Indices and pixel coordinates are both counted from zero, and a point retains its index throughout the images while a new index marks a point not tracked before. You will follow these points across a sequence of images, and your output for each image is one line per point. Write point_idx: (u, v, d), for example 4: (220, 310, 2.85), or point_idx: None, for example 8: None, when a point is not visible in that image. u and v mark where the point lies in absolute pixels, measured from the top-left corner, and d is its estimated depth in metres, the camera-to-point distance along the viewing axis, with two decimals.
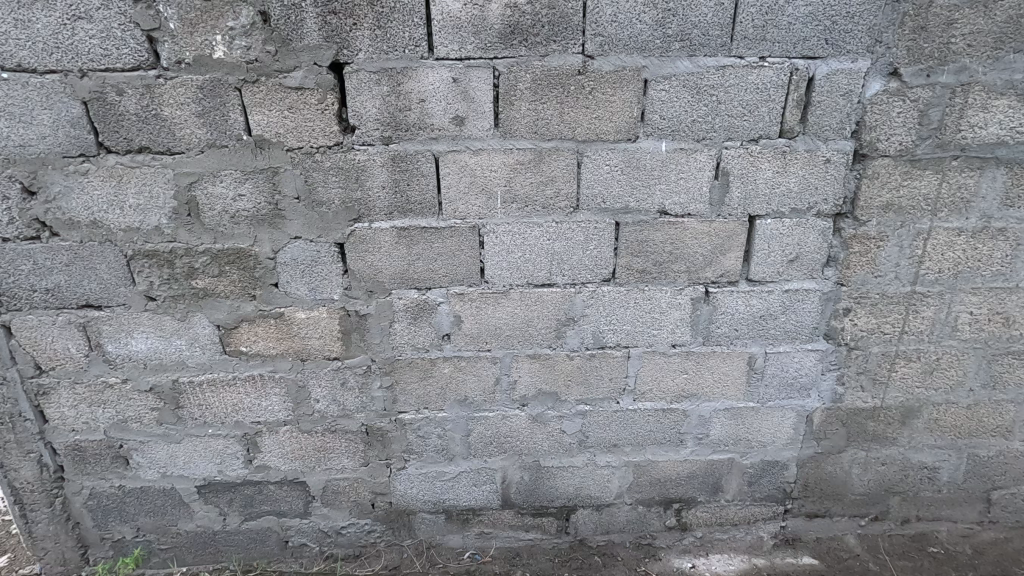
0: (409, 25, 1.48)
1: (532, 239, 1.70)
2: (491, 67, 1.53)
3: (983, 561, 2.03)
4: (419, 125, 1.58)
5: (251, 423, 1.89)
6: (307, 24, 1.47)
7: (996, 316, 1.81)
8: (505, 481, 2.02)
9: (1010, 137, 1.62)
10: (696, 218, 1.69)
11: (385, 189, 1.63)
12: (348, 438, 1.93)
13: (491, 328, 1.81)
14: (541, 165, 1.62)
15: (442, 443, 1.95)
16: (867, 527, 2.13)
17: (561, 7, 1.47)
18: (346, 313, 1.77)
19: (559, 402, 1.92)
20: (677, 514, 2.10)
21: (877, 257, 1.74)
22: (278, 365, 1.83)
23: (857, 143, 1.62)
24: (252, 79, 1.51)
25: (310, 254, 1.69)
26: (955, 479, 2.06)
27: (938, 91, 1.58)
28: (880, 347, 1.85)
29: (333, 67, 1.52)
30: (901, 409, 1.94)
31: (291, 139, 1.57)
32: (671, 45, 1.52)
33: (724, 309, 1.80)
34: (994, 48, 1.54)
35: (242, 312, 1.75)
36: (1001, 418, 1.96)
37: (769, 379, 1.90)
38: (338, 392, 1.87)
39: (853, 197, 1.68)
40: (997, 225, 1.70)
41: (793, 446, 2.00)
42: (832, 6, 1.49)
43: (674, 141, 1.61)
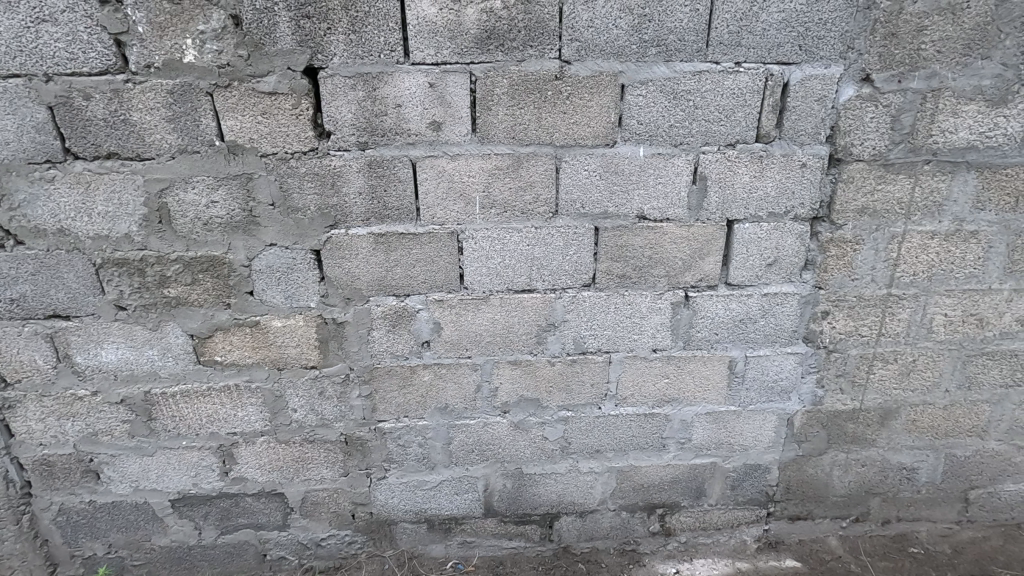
0: (384, 29, 1.46)
1: (512, 246, 1.69)
2: (467, 71, 1.52)
3: (962, 560, 2.06)
4: (396, 130, 1.56)
5: (227, 435, 1.85)
6: (280, 28, 1.45)
7: (971, 317, 1.84)
8: (487, 489, 2.00)
9: (980, 141, 1.65)
10: (675, 222, 1.70)
11: (362, 195, 1.61)
12: (326, 448, 1.90)
13: (471, 335, 1.79)
14: (519, 170, 1.61)
15: (423, 452, 1.93)
16: (850, 529, 2.14)
17: (536, 12, 1.47)
18: (324, 321, 1.74)
19: (541, 408, 1.91)
20: (661, 519, 2.09)
21: (853, 260, 1.75)
22: (254, 374, 1.79)
23: (832, 148, 1.64)
24: (224, 84, 1.49)
25: (285, 262, 1.66)
26: (933, 479, 2.08)
27: (910, 96, 1.60)
28: (858, 349, 1.87)
29: (307, 73, 1.50)
30: (880, 411, 1.96)
31: (265, 144, 1.55)
32: (647, 50, 1.52)
33: (704, 313, 1.80)
34: (963, 54, 1.57)
35: (217, 321, 1.72)
36: (975, 418, 1.98)
37: (750, 382, 1.90)
38: (316, 401, 1.84)
39: (829, 201, 1.70)
40: (968, 228, 1.73)
41: (774, 450, 2.01)
42: (805, 13, 1.50)
43: (651, 146, 1.61)
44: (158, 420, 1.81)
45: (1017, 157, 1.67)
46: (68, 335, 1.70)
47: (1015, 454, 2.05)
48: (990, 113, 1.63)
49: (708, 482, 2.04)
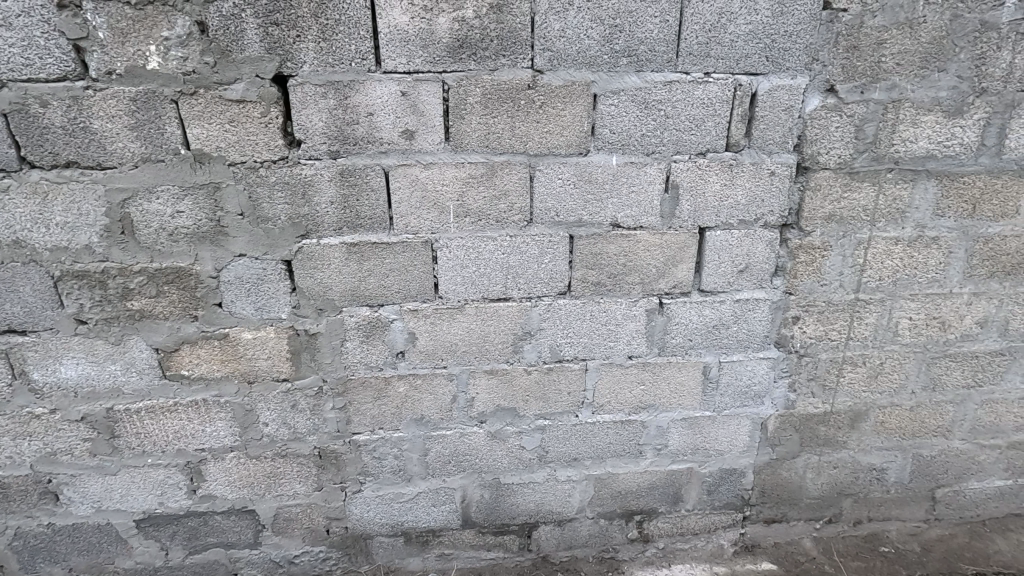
0: (355, 37, 1.45)
1: (486, 254, 1.68)
2: (440, 80, 1.51)
3: (930, 558, 2.11)
4: (368, 138, 1.55)
5: (195, 451, 1.80)
6: (248, 35, 1.42)
7: (934, 320, 1.89)
8: (465, 500, 1.98)
9: (939, 151, 1.70)
10: (648, 230, 1.71)
11: (334, 205, 1.59)
12: (299, 462, 1.85)
13: (447, 344, 1.78)
14: (493, 178, 1.61)
15: (399, 464, 1.90)
16: (823, 530, 2.17)
17: (508, 22, 1.48)
18: (295, 332, 1.71)
19: (518, 418, 1.90)
20: (639, 526, 2.09)
21: (822, 265, 1.79)
22: (223, 388, 1.74)
23: (799, 157, 1.68)
24: (190, 91, 1.45)
25: (255, 273, 1.63)
26: (902, 479, 2.13)
27: (872, 107, 1.65)
28: (828, 353, 1.91)
29: (276, 80, 1.47)
30: (850, 413, 2.00)
31: (234, 153, 1.51)
32: (618, 60, 1.54)
33: (678, 320, 1.82)
34: (921, 67, 1.62)
35: (184, 334, 1.67)
36: (940, 418, 2.04)
37: (724, 388, 1.93)
38: (288, 415, 1.79)
39: (797, 208, 1.73)
40: (930, 234, 1.78)
41: (749, 454, 2.03)
42: (771, 25, 1.54)
43: (624, 155, 1.63)
44: (121, 437, 1.75)
45: (974, 166, 1.73)
46: (24, 350, 1.63)
47: (978, 453, 2.11)
48: (948, 123, 1.68)
49: (684, 488, 2.05)
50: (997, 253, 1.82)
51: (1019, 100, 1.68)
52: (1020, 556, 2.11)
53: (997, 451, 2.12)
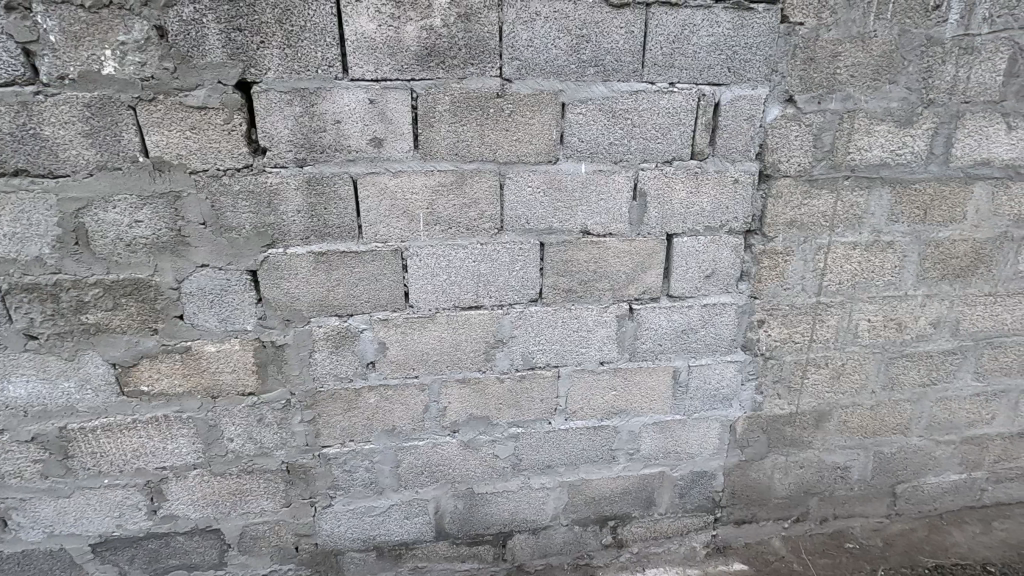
0: (321, 44, 1.43)
1: (457, 262, 1.68)
2: (408, 88, 1.50)
3: (892, 552, 2.17)
4: (335, 146, 1.53)
5: (155, 470, 1.73)
6: (209, 40, 1.39)
7: (891, 322, 1.96)
8: (438, 511, 1.95)
9: (892, 159, 1.78)
10: (617, 237, 1.73)
11: (300, 213, 1.56)
12: (266, 478, 1.80)
13: (418, 354, 1.76)
14: (463, 187, 1.61)
15: (370, 476, 1.86)
16: (791, 529, 2.22)
17: (476, 31, 1.48)
18: (262, 344, 1.67)
19: (491, 426, 1.89)
20: (613, 532, 2.10)
21: (784, 270, 1.84)
22: (185, 403, 1.68)
23: (761, 165, 1.73)
24: (149, 97, 1.41)
25: (218, 284, 1.58)
26: (864, 476, 2.20)
27: (828, 117, 1.71)
28: (792, 356, 1.96)
29: (240, 87, 1.44)
30: (814, 414, 2.05)
31: (195, 160, 1.47)
32: (586, 70, 1.56)
33: (648, 325, 1.85)
34: (873, 79, 1.69)
35: (143, 349, 1.61)
36: (899, 416, 2.11)
37: (694, 391, 1.96)
38: (254, 430, 1.74)
39: (760, 215, 1.78)
40: (885, 239, 1.85)
41: (719, 456, 2.06)
42: (732, 37, 1.58)
43: (592, 163, 1.65)
44: (75, 458, 1.67)
45: (925, 174, 1.81)
46: None
47: (935, 449, 2.20)
48: (899, 133, 1.76)
49: (657, 492, 2.07)
50: (947, 256, 1.91)
51: (963, 111, 1.77)
52: (976, 547, 2.20)
53: (952, 447, 2.21)
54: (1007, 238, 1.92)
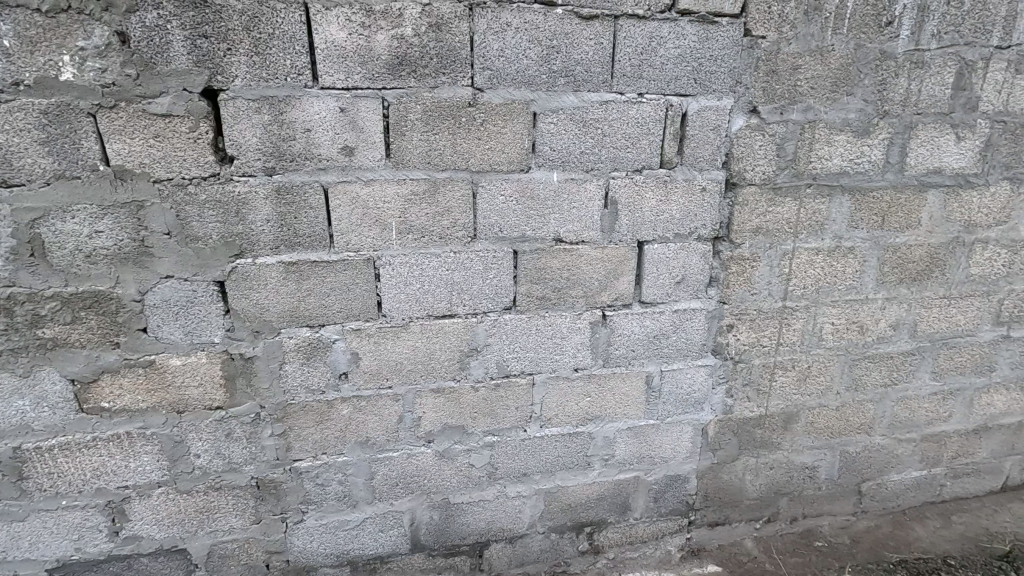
0: (290, 52, 1.42)
1: (430, 271, 1.67)
2: (380, 97, 1.50)
3: (859, 549, 2.23)
4: (305, 155, 1.51)
5: (117, 489, 1.66)
6: (174, 47, 1.36)
7: (853, 324, 2.03)
8: (414, 523, 1.93)
9: (851, 168, 1.85)
10: (590, 244, 1.75)
11: (270, 223, 1.53)
12: (235, 495, 1.75)
13: (392, 364, 1.74)
14: (435, 195, 1.61)
15: (344, 490, 1.83)
16: (763, 529, 2.26)
17: (447, 40, 1.49)
18: (230, 357, 1.63)
19: (466, 435, 1.87)
20: (590, 538, 2.10)
21: (751, 276, 1.89)
22: (149, 419, 1.63)
23: (728, 173, 1.77)
24: (109, 104, 1.37)
25: (184, 295, 1.54)
26: (831, 476, 2.26)
27: (791, 127, 1.77)
28: (760, 359, 2.00)
29: (206, 94, 1.42)
30: (783, 415, 2.10)
31: (159, 169, 1.44)
32: (556, 80, 1.58)
33: (621, 331, 1.87)
34: (832, 91, 1.76)
35: (103, 363, 1.55)
36: (863, 416, 2.18)
37: (666, 396, 1.98)
38: (222, 445, 1.70)
39: (727, 222, 1.82)
40: (846, 244, 1.92)
41: (692, 459, 2.09)
42: (698, 49, 1.63)
43: (564, 171, 1.66)
44: (30, 479, 1.60)
45: (882, 182, 1.89)
46: None
47: (897, 447, 2.27)
48: (858, 142, 1.82)
49: (632, 497, 2.09)
50: (905, 261, 1.99)
51: (916, 122, 1.85)
52: (937, 541, 2.28)
53: (913, 445, 2.29)
54: (959, 242, 2.01)
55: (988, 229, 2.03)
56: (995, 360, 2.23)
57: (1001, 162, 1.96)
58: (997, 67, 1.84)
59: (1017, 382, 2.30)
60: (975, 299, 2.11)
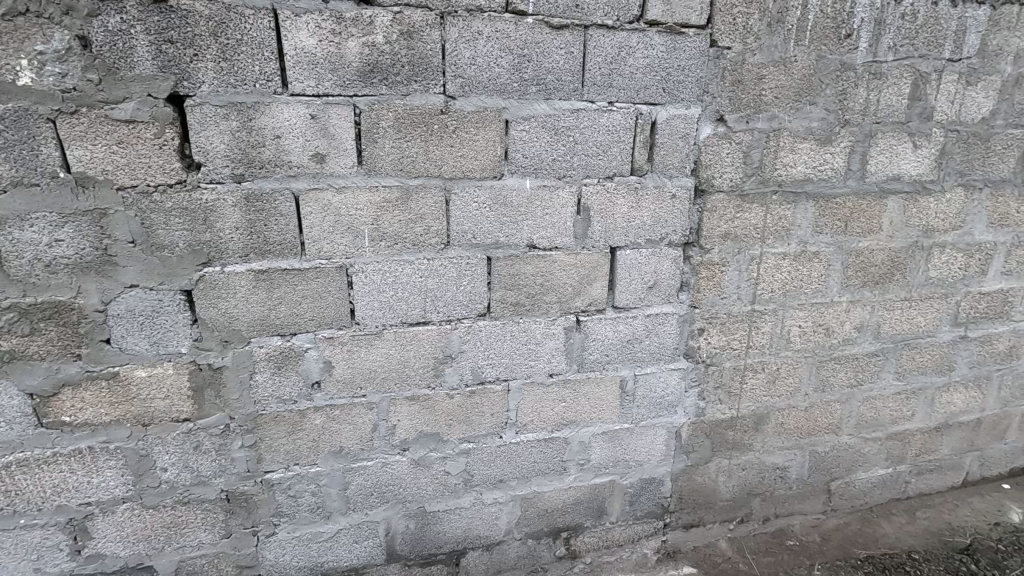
0: (259, 59, 1.41)
1: (404, 278, 1.66)
2: (351, 104, 1.49)
3: (829, 546, 2.28)
4: (275, 162, 1.49)
5: (79, 506, 1.61)
6: (138, 52, 1.34)
7: (820, 327, 2.08)
8: (389, 533, 1.91)
9: (815, 175, 1.90)
10: (563, 250, 1.77)
11: (239, 230, 1.51)
12: (204, 509, 1.71)
13: (365, 372, 1.73)
14: (408, 203, 1.60)
15: (317, 501, 1.80)
16: (736, 530, 2.30)
17: (419, 48, 1.49)
18: (198, 367, 1.59)
19: (441, 443, 1.87)
20: (566, 543, 2.11)
21: (721, 280, 1.93)
22: (112, 433, 1.58)
23: (696, 180, 1.81)
24: (70, 110, 1.34)
25: (150, 305, 1.51)
26: (801, 476, 2.30)
27: (756, 135, 1.81)
28: (731, 362, 2.04)
29: (172, 100, 1.39)
30: (754, 417, 2.14)
31: (123, 176, 1.41)
32: (528, 88, 1.60)
33: (595, 336, 1.89)
34: (795, 101, 1.81)
35: (64, 376, 1.51)
36: (830, 416, 2.24)
37: (640, 400, 2.01)
38: (190, 457, 1.66)
39: (697, 228, 1.86)
40: (811, 249, 1.97)
41: (666, 462, 2.12)
42: (666, 59, 1.66)
43: (537, 178, 1.68)
44: None
45: (845, 189, 1.95)
46: None
47: (863, 446, 2.34)
48: (821, 151, 1.88)
49: (608, 501, 2.10)
50: (867, 265, 2.05)
51: (875, 131, 1.92)
52: (903, 537, 2.34)
53: (878, 443, 2.36)
54: (918, 246, 2.09)
55: (945, 233, 2.11)
56: (954, 360, 2.32)
57: (956, 170, 2.05)
58: (949, 78, 1.92)
59: (974, 381, 2.39)
60: (934, 301, 2.19)
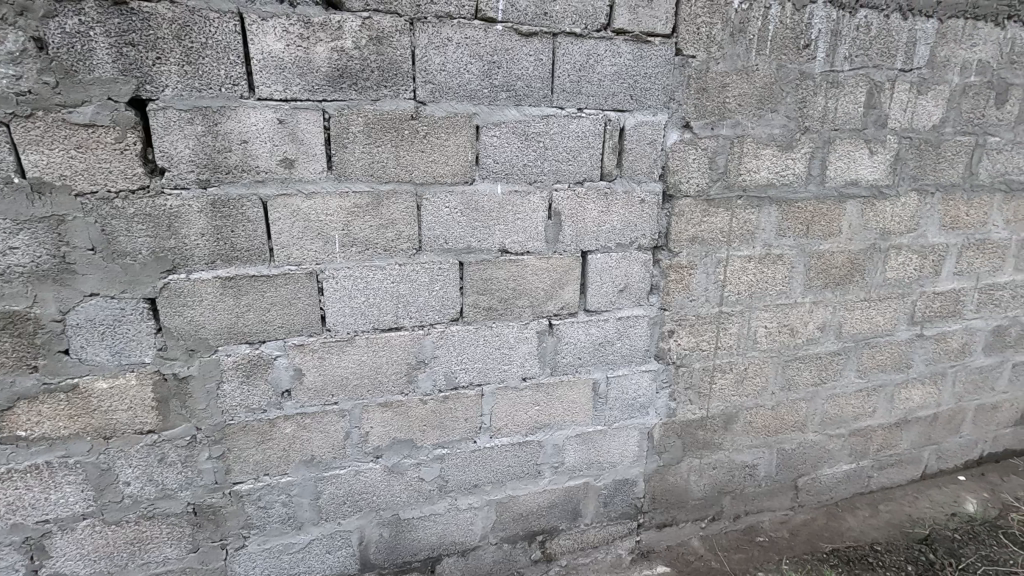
0: (224, 63, 1.39)
1: (375, 284, 1.65)
2: (320, 109, 1.48)
3: (797, 541, 2.35)
4: (242, 167, 1.47)
5: (37, 524, 1.55)
6: (98, 54, 1.31)
7: (785, 327, 2.14)
8: (363, 542, 1.88)
9: (777, 180, 1.96)
10: (535, 255, 1.78)
11: (205, 237, 1.48)
12: (169, 523, 1.66)
13: (337, 379, 1.71)
14: (379, 208, 1.60)
15: (288, 511, 1.77)
16: (708, 528, 2.34)
17: (389, 54, 1.49)
18: (162, 378, 1.55)
19: (415, 449, 1.86)
20: (542, 546, 2.11)
21: (690, 283, 1.97)
22: (72, 447, 1.53)
23: (664, 185, 1.85)
24: (25, 113, 1.30)
25: (111, 314, 1.47)
26: (769, 473, 2.36)
27: (721, 142, 1.86)
28: (701, 363, 2.09)
29: (133, 104, 1.36)
30: (723, 416, 2.19)
31: (82, 182, 1.37)
32: (498, 94, 1.61)
33: (567, 340, 1.90)
34: (757, 108, 1.87)
35: (20, 389, 1.45)
36: (796, 414, 2.30)
37: (613, 402, 2.03)
38: (155, 470, 1.61)
39: (666, 232, 1.90)
40: (776, 252, 2.03)
41: (639, 463, 2.14)
42: (633, 67, 1.70)
43: (508, 183, 1.69)
44: None
45: (806, 194, 2.01)
46: None
47: (828, 442, 2.41)
48: (783, 157, 1.94)
49: (582, 503, 2.12)
50: (828, 267, 2.12)
51: (834, 137, 1.99)
52: (866, 530, 2.42)
53: (842, 440, 2.43)
54: (876, 249, 2.17)
55: (901, 236, 2.19)
56: (912, 357, 2.41)
57: (910, 175, 2.14)
58: (902, 88, 2.01)
59: (931, 377, 2.49)
60: (892, 301, 2.28)
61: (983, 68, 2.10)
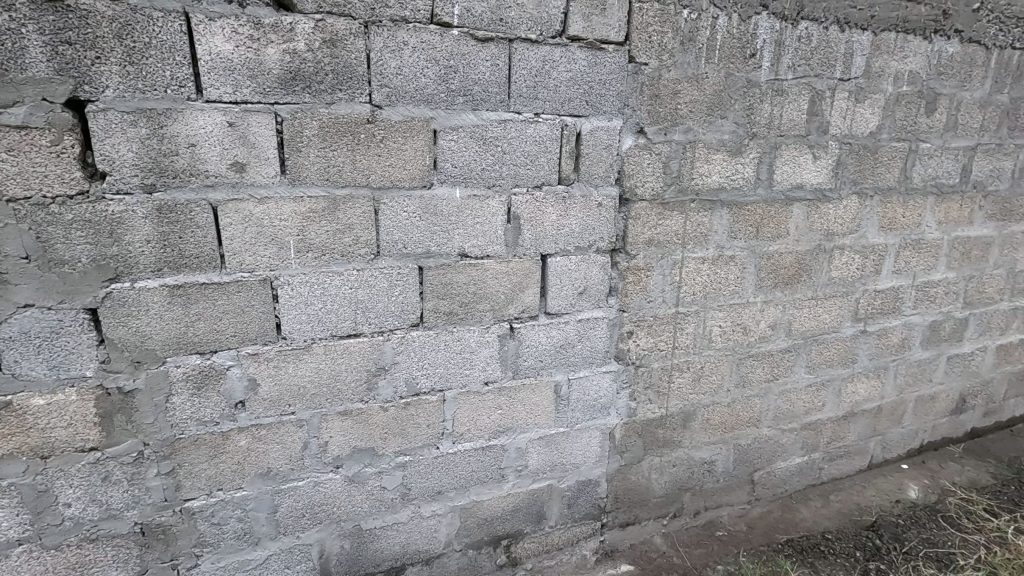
0: (169, 63, 1.34)
1: (333, 290, 1.62)
2: (272, 112, 1.45)
3: (754, 534, 2.42)
4: (190, 171, 1.42)
5: None
6: (31, 53, 1.24)
7: (738, 326, 2.22)
8: (323, 555, 1.84)
9: (728, 184, 2.03)
10: (494, 258, 1.79)
11: (150, 243, 1.42)
12: (115, 544, 1.58)
13: (294, 388, 1.67)
14: (335, 213, 1.57)
15: (243, 527, 1.71)
16: (670, 525, 2.38)
17: (343, 57, 1.47)
18: (106, 392, 1.48)
19: (376, 457, 1.83)
20: (507, 550, 2.11)
21: (647, 284, 2.01)
22: (4, 468, 1.43)
23: (621, 189, 1.89)
24: None
25: (48, 325, 1.39)
26: (727, 469, 2.43)
27: (674, 147, 1.92)
28: (659, 362, 2.13)
29: (70, 105, 1.30)
30: (682, 414, 2.24)
31: (13, 186, 1.29)
32: (455, 99, 1.61)
33: (529, 343, 1.91)
34: (708, 115, 1.93)
35: None
36: (751, 410, 2.38)
37: (574, 403, 2.05)
38: (98, 490, 1.53)
39: (623, 235, 1.94)
40: (728, 253, 2.10)
41: (601, 463, 2.17)
42: (587, 73, 1.73)
43: (467, 187, 1.69)
44: None
45: (755, 197, 2.09)
46: None
47: (781, 436, 2.50)
48: (733, 161, 2.01)
49: (547, 505, 2.13)
50: (778, 267, 2.21)
51: (780, 143, 2.07)
52: (819, 520, 2.52)
53: (794, 433, 2.52)
54: (821, 249, 2.27)
55: (844, 237, 2.30)
56: (856, 353, 2.53)
57: (850, 179, 2.25)
58: (842, 96, 2.12)
59: (874, 371, 2.61)
60: (837, 299, 2.39)
61: (913, 78, 2.23)
